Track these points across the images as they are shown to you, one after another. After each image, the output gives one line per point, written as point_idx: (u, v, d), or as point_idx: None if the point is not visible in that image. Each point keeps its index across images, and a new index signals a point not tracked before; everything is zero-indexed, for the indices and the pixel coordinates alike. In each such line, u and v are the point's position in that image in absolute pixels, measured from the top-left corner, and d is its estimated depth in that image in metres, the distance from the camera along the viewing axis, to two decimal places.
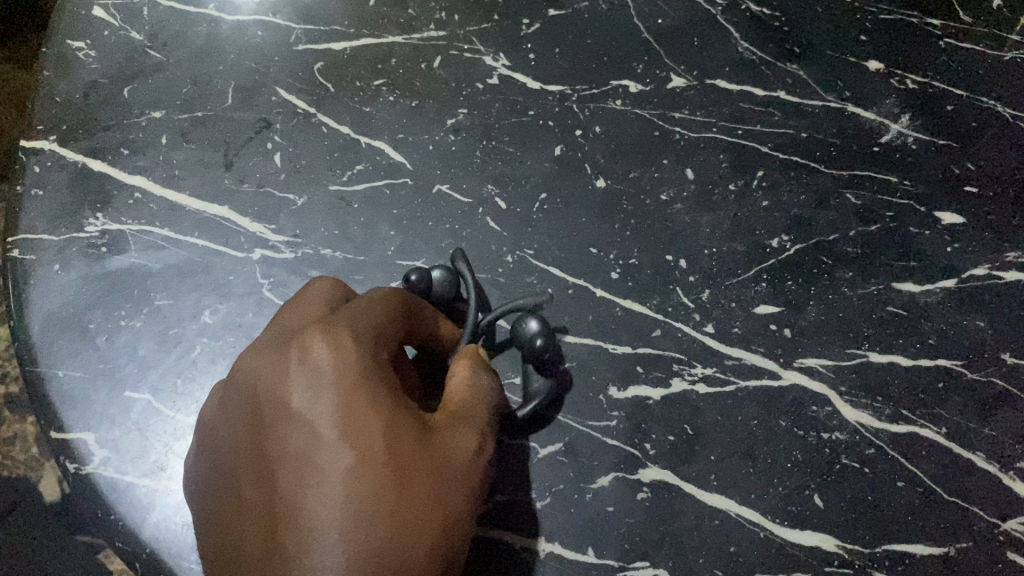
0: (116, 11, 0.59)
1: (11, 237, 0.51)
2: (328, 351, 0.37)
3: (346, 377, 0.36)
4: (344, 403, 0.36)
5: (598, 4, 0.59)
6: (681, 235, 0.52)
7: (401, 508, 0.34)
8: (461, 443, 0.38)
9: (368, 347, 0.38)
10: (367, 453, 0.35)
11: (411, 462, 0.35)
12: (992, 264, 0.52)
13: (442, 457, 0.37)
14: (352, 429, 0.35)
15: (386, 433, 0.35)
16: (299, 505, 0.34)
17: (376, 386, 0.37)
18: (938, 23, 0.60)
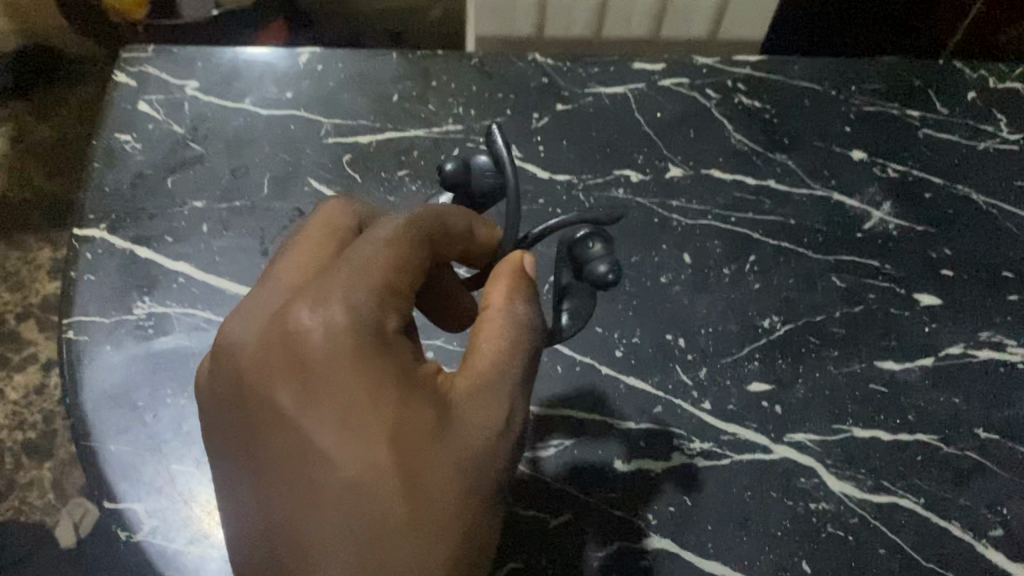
0: (160, 106, 0.64)
1: (65, 319, 0.56)
2: (320, 330, 0.34)
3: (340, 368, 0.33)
4: (340, 400, 0.34)
5: (601, 98, 0.66)
6: (680, 314, 0.57)
7: (415, 517, 0.34)
8: (481, 420, 0.36)
9: (370, 317, 0.35)
10: (372, 463, 0.33)
11: (421, 466, 0.34)
12: (967, 342, 0.57)
13: (456, 449, 0.35)
14: (350, 432, 0.33)
15: (388, 433, 0.34)
16: (307, 519, 0.33)
17: (375, 374, 0.34)
18: (917, 115, 0.66)
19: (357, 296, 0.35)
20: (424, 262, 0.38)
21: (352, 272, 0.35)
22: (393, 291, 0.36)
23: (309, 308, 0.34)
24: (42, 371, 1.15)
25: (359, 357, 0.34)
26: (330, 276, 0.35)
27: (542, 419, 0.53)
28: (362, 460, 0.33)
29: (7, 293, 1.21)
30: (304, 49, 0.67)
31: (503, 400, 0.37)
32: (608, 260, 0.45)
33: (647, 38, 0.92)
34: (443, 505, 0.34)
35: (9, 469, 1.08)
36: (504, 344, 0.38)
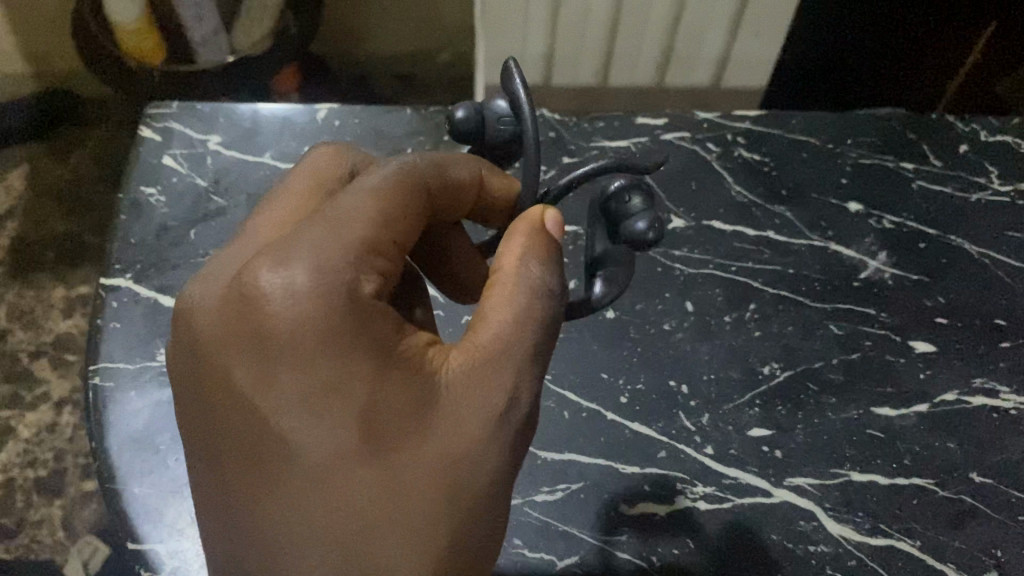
0: (183, 160, 0.67)
1: (92, 365, 0.58)
2: (280, 299, 0.33)
3: (308, 344, 0.33)
4: (306, 378, 0.34)
5: (606, 152, 0.69)
6: (683, 361, 0.59)
7: (385, 497, 0.35)
8: (473, 397, 0.36)
9: (339, 283, 0.34)
10: (339, 446, 0.34)
11: (394, 450, 0.35)
12: (961, 389, 0.58)
13: (444, 428, 0.35)
14: (315, 415, 0.34)
15: (358, 418, 0.34)
16: (278, 492, 0.36)
17: (343, 355, 0.34)
18: (911, 167, 0.68)
19: (324, 260, 0.34)
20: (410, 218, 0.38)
21: (323, 236, 0.35)
22: (372, 253, 0.35)
23: (270, 270, 0.34)
24: (54, 410, 1.17)
25: (329, 330, 0.33)
26: (298, 239, 0.34)
27: (549, 463, 0.55)
28: (331, 441, 0.34)
29: (21, 332, 1.22)
30: (322, 105, 0.70)
31: (505, 375, 0.37)
32: (648, 217, 0.48)
33: (651, 86, 0.95)
34: (430, 487, 0.35)
35: (19, 507, 1.10)
36: (511, 312, 0.38)
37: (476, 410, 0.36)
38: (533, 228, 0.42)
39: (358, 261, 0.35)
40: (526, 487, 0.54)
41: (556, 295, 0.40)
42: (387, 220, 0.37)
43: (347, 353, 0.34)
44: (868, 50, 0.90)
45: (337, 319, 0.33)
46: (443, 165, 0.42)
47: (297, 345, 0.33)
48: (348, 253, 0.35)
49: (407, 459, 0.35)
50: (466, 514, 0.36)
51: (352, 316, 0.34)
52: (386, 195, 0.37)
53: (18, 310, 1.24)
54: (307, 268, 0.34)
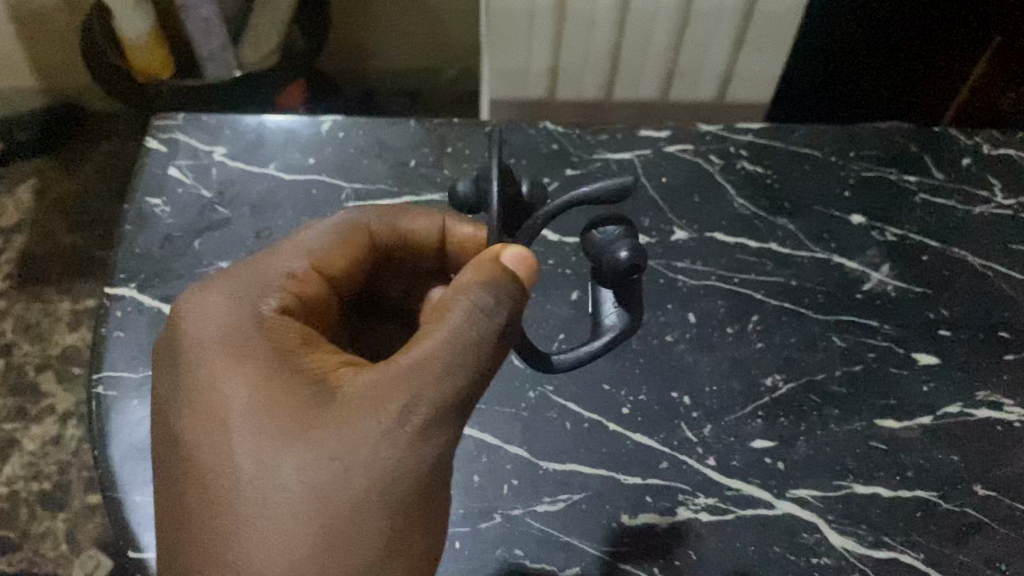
0: (189, 171, 0.67)
1: (96, 374, 0.59)
2: (200, 317, 0.45)
3: (213, 342, 0.44)
4: (212, 375, 0.43)
5: (609, 164, 0.69)
6: (685, 373, 0.58)
7: (268, 484, 0.40)
8: (353, 396, 0.41)
9: (249, 305, 0.46)
10: (231, 433, 0.42)
11: (277, 439, 0.41)
12: (964, 402, 0.58)
13: (330, 422, 0.40)
14: (215, 409, 0.42)
15: (249, 409, 0.42)
16: (190, 488, 0.42)
17: (241, 355, 0.44)
18: (913, 180, 0.68)
19: (244, 284, 0.46)
20: (330, 262, 0.49)
21: (248, 275, 0.47)
22: (289, 288, 0.47)
23: (199, 299, 0.46)
24: (58, 423, 1.17)
25: (230, 332, 0.44)
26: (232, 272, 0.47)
27: (551, 473, 0.55)
28: (226, 429, 0.42)
29: (26, 344, 1.23)
30: (326, 117, 0.71)
31: (401, 381, 0.40)
32: (630, 245, 0.47)
33: (655, 100, 0.96)
34: (310, 475, 0.40)
35: (23, 520, 1.10)
36: (430, 330, 0.41)
37: (364, 409, 0.40)
38: (483, 263, 0.43)
39: (273, 286, 0.47)
40: (528, 498, 0.54)
41: (492, 318, 0.41)
42: (308, 263, 0.49)
43: (243, 353, 0.44)
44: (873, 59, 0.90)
45: (242, 326, 0.45)
46: (389, 225, 0.52)
47: (206, 343, 0.44)
48: (265, 279, 0.47)
49: (281, 445, 0.41)
50: (342, 508, 0.40)
51: (251, 324, 0.45)
52: (315, 248, 0.49)
53: (24, 323, 1.25)
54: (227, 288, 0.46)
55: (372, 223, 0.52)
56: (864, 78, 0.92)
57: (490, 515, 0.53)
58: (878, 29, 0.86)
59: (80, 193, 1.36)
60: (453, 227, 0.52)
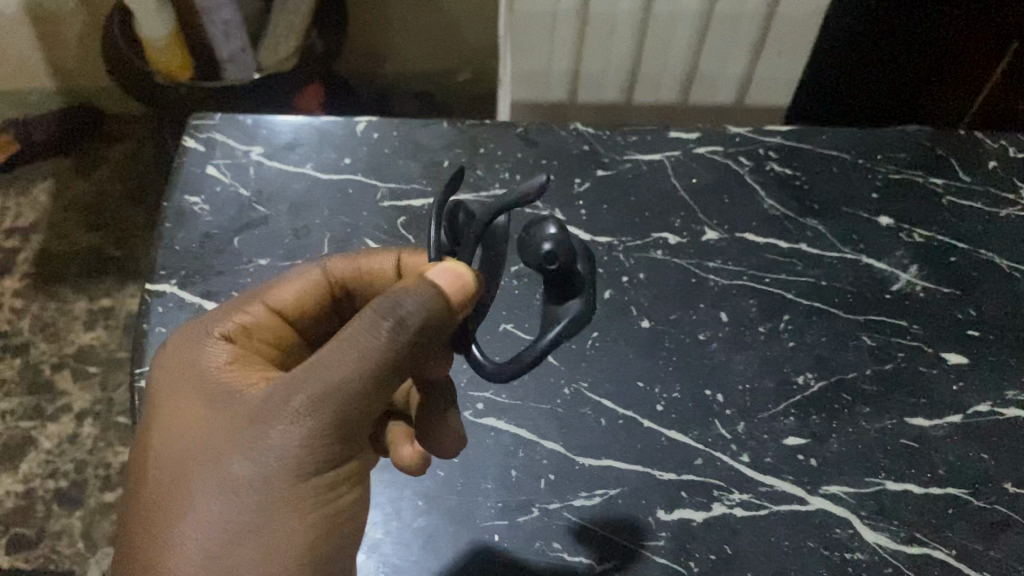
0: (226, 170, 0.68)
1: (136, 368, 0.59)
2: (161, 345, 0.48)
3: (159, 366, 0.47)
4: (151, 395, 0.46)
5: (639, 165, 0.70)
6: (718, 371, 0.59)
7: (171, 494, 0.42)
8: (255, 400, 0.42)
9: (195, 329, 0.48)
10: (151, 445, 0.43)
11: (185, 450, 0.42)
12: (994, 400, 0.59)
13: (231, 434, 0.41)
14: (147, 424, 0.45)
15: (168, 423, 0.44)
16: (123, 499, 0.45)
17: (174, 374, 0.46)
18: (940, 183, 0.69)
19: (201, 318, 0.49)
20: (292, 292, 0.50)
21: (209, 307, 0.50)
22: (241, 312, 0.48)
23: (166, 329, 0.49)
24: (75, 421, 1.18)
25: (173, 354, 0.47)
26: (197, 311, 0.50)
27: (587, 468, 0.55)
28: (149, 443, 0.44)
29: (43, 343, 1.24)
30: (361, 118, 0.72)
31: (294, 389, 0.40)
32: (557, 237, 0.44)
33: (676, 104, 0.97)
34: (208, 484, 0.41)
35: (39, 518, 1.11)
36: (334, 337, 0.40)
37: (260, 419, 0.41)
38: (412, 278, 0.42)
39: (226, 313, 0.49)
40: (565, 493, 0.54)
41: (388, 314, 0.40)
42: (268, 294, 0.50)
43: (177, 372, 0.46)
44: (880, 72, 0.89)
45: (182, 348, 0.47)
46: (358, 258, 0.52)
47: (157, 366, 0.47)
48: (219, 312, 0.49)
49: (189, 457, 0.42)
50: (233, 508, 0.40)
51: (193, 346, 0.47)
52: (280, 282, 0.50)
53: (41, 321, 1.26)
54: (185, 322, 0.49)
55: (333, 261, 0.52)
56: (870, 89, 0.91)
57: (528, 509, 0.54)
58: (887, 40, 0.85)
59: (97, 191, 1.38)
60: (409, 259, 0.52)
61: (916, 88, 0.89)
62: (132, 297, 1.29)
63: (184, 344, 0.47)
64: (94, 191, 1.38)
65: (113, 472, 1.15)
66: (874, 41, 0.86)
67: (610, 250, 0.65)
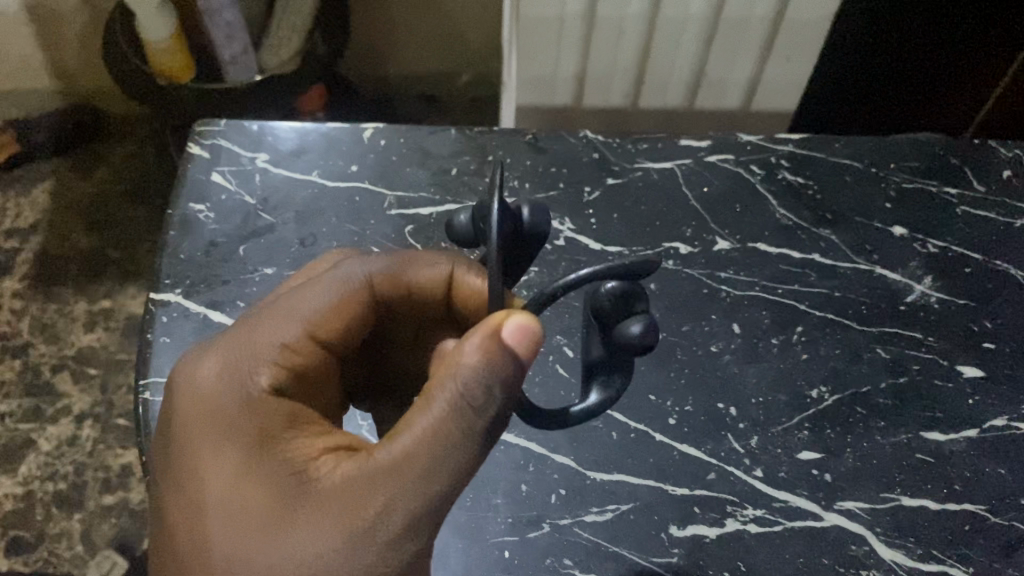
0: (232, 177, 0.68)
1: (140, 379, 0.58)
2: (192, 388, 0.43)
3: (202, 421, 0.42)
4: (200, 460, 0.41)
5: (650, 174, 0.69)
6: (732, 383, 0.58)
7: None
8: (339, 497, 0.39)
9: (237, 376, 0.43)
10: (217, 531, 0.40)
11: (257, 545, 0.39)
12: (1010, 415, 0.58)
13: (312, 534, 0.39)
14: (203, 499, 0.41)
15: (231, 509, 0.40)
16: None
17: (225, 443, 0.41)
18: (955, 192, 0.68)
19: (235, 357, 0.43)
20: (334, 318, 0.46)
21: (246, 338, 0.44)
22: (285, 354, 0.44)
23: (193, 363, 0.44)
24: (74, 424, 1.17)
25: (210, 406, 0.42)
26: (224, 341, 0.44)
27: (599, 483, 0.54)
28: (212, 524, 0.40)
29: (42, 345, 1.23)
30: (368, 125, 0.71)
31: (387, 492, 0.39)
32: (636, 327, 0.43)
33: (681, 107, 0.96)
34: None
35: (38, 521, 1.10)
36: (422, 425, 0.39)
37: (345, 522, 0.39)
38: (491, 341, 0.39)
39: (266, 358, 0.43)
40: (577, 509, 0.54)
41: (478, 408, 0.38)
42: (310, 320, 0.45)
43: (230, 440, 0.41)
44: (901, 66, 0.87)
45: (230, 406, 0.42)
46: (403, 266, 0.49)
47: (190, 418, 0.42)
48: (259, 355, 0.43)
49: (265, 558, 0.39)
50: None
51: (236, 403, 0.42)
52: (319, 301, 0.46)
53: (40, 323, 1.25)
54: (217, 360, 0.43)
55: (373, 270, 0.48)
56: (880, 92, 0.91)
57: (538, 525, 0.53)
58: (910, 37, 0.84)
59: (97, 191, 1.37)
60: (461, 274, 0.48)
61: (929, 85, 0.88)
62: (131, 299, 1.28)
63: (228, 399, 0.42)
64: (94, 191, 1.37)
65: (113, 475, 1.14)
66: (896, 38, 0.85)
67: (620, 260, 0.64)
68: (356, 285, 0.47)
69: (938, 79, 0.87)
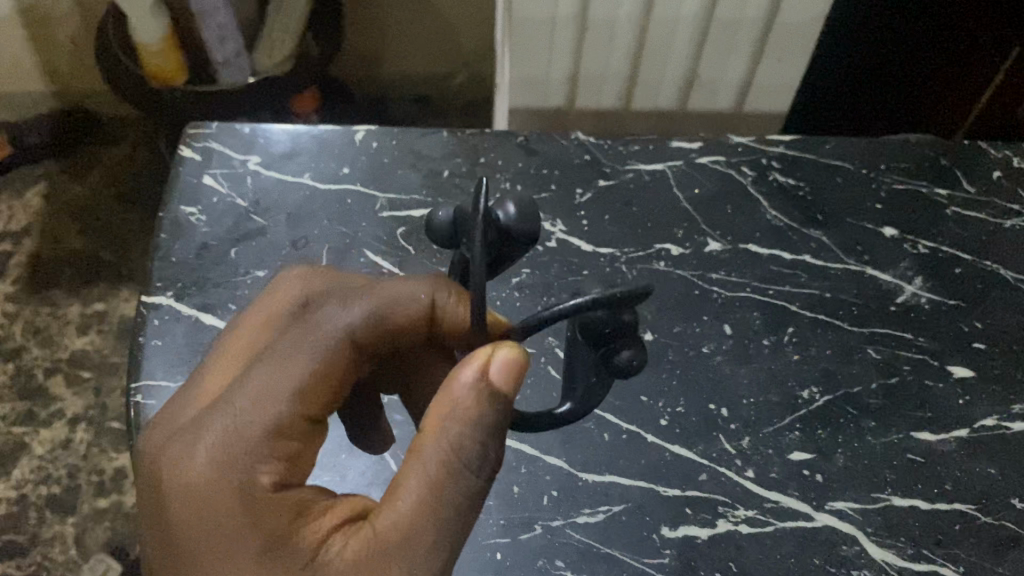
0: (223, 180, 0.68)
1: (132, 382, 0.58)
2: (182, 487, 0.39)
3: (199, 521, 0.38)
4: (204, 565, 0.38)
5: (641, 175, 0.69)
6: (722, 385, 0.59)
7: None
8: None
9: (231, 465, 0.39)
10: None
11: None
12: (1000, 414, 0.59)
13: None
14: None
15: None
16: None
17: (228, 543, 0.38)
18: (945, 193, 0.69)
19: (225, 444, 0.40)
20: (325, 382, 0.43)
21: (233, 421, 0.40)
22: (276, 431, 0.41)
23: (177, 457, 0.40)
24: (67, 427, 1.17)
25: (208, 507, 0.39)
26: (212, 425, 0.40)
27: (591, 485, 0.54)
28: None
29: (36, 348, 1.23)
30: (360, 127, 0.71)
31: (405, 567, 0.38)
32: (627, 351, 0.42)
33: (674, 110, 0.96)
34: None
35: (32, 524, 1.09)
36: (424, 488, 0.39)
37: None
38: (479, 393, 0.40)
39: (262, 444, 0.40)
40: (569, 511, 0.54)
41: (467, 467, 0.40)
42: (299, 390, 0.42)
43: (233, 539, 0.38)
44: (899, 63, 0.87)
45: (228, 500, 0.39)
46: (385, 307, 0.46)
47: (187, 519, 0.39)
48: (252, 443, 0.40)
49: None
50: None
51: (239, 502, 0.39)
52: (306, 367, 0.42)
53: (33, 326, 1.25)
54: (209, 453, 0.39)
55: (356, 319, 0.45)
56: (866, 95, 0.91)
57: (530, 526, 0.53)
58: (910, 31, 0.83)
59: (89, 193, 1.37)
60: (442, 305, 0.47)
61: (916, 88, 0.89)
62: (124, 301, 1.28)
63: (225, 492, 0.39)
64: (86, 194, 1.37)
65: (107, 478, 1.13)
66: (894, 32, 0.84)
67: (612, 262, 0.64)
68: (341, 340, 0.44)
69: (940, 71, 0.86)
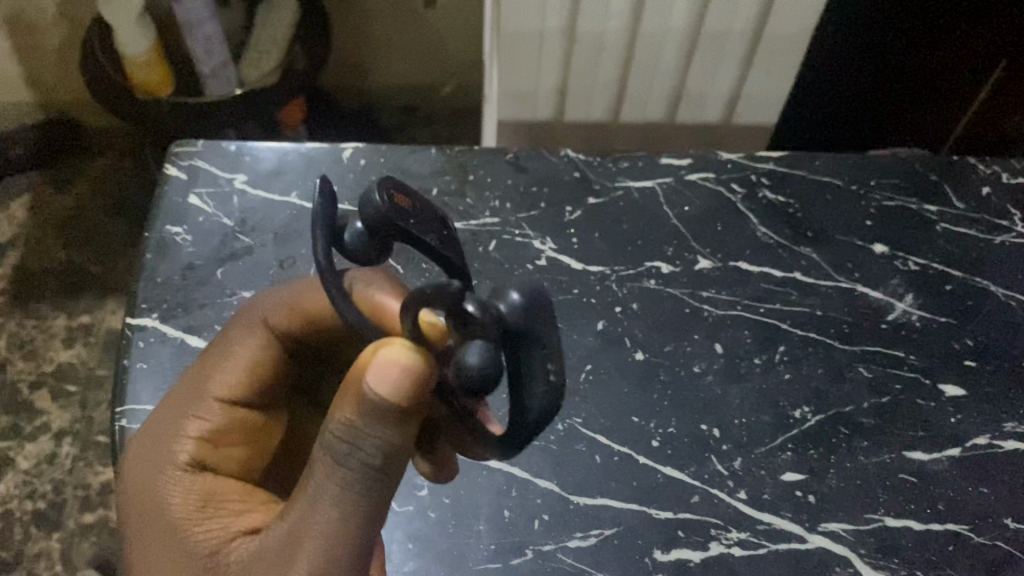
0: (209, 199, 0.67)
1: (118, 406, 0.57)
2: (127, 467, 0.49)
3: (134, 494, 0.48)
4: (137, 531, 0.47)
5: (631, 193, 0.69)
6: (714, 406, 0.58)
7: None
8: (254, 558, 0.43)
9: (158, 448, 0.49)
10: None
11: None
12: (992, 433, 0.58)
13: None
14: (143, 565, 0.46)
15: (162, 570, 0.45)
16: None
17: (152, 512, 0.47)
18: (934, 210, 0.69)
19: (158, 432, 0.49)
20: (241, 379, 0.51)
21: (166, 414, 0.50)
22: (198, 422, 0.50)
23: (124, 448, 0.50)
24: (53, 441, 1.15)
25: (139, 482, 0.48)
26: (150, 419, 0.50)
27: (582, 507, 0.54)
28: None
29: (21, 362, 1.21)
30: (347, 144, 0.71)
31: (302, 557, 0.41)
32: (480, 351, 0.35)
33: (661, 122, 0.95)
34: None
35: (17, 540, 1.08)
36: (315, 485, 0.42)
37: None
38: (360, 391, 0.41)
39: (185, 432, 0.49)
40: (560, 535, 0.53)
41: (350, 461, 0.41)
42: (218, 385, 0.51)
43: (157, 508, 0.47)
44: (887, 68, 0.85)
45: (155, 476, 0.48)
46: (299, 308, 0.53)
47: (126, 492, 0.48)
48: (176, 428, 0.49)
49: None
50: None
51: (157, 479, 0.48)
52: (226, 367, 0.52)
53: (18, 339, 1.23)
54: (144, 439, 0.49)
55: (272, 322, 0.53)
56: (853, 114, 0.91)
57: (521, 551, 0.52)
58: (899, 34, 0.83)
59: (74, 205, 1.36)
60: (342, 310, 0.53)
61: (908, 99, 0.89)
62: (110, 314, 1.27)
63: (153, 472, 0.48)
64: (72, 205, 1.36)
65: (93, 492, 1.12)
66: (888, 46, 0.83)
67: (602, 281, 0.63)
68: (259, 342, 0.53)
69: (935, 71, 0.85)
